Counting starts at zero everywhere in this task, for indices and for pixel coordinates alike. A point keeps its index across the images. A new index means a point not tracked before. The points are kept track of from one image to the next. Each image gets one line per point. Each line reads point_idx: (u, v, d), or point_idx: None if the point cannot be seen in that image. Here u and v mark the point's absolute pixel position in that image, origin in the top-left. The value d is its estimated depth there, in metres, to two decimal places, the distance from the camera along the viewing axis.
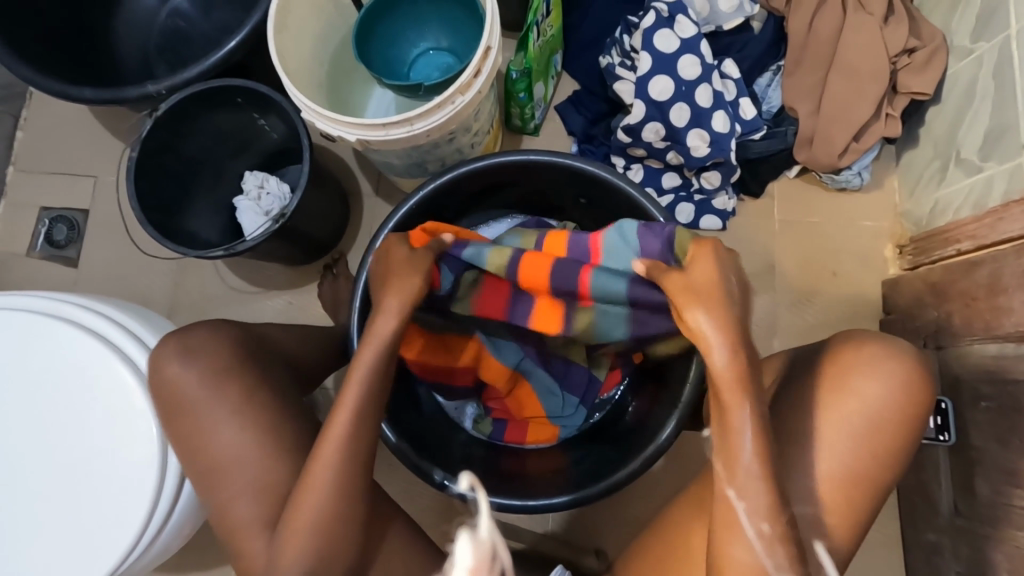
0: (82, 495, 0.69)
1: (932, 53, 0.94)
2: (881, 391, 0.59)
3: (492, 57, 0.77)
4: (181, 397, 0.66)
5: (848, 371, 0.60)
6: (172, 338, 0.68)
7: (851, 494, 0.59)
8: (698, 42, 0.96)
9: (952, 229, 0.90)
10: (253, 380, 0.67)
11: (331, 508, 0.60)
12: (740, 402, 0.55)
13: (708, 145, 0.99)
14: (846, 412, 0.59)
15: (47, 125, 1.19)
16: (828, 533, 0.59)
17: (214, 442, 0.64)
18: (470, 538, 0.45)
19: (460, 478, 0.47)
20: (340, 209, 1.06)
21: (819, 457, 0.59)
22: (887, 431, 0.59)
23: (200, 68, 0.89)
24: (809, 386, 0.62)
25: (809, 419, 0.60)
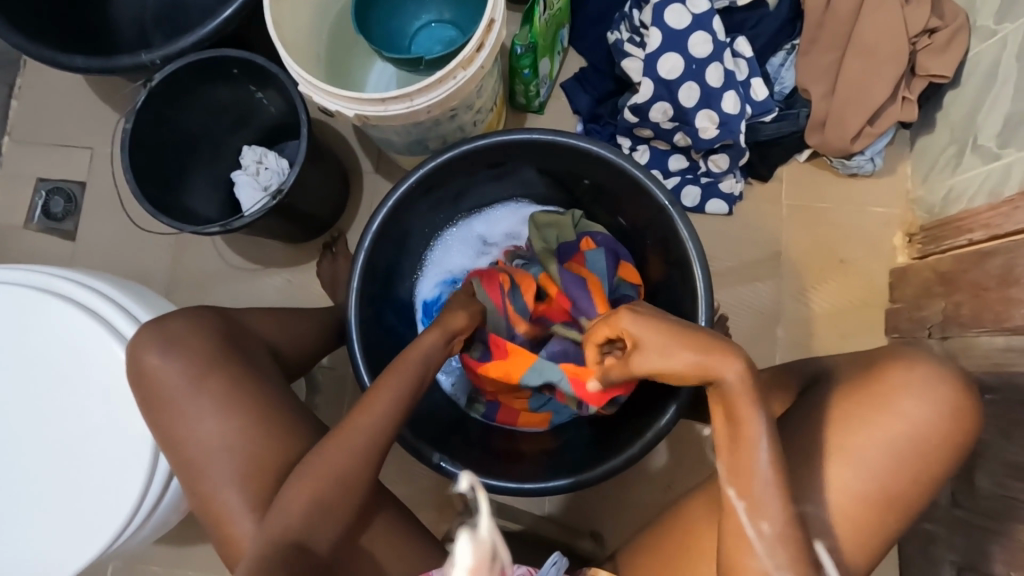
0: (79, 470, 0.69)
1: (954, 33, 0.90)
2: (926, 414, 0.57)
3: (496, 31, 0.74)
4: (169, 384, 0.65)
5: (894, 390, 0.58)
6: (149, 327, 0.68)
7: (884, 514, 0.57)
8: (711, 19, 0.92)
9: (966, 218, 0.87)
10: (243, 367, 0.67)
11: (322, 493, 0.60)
12: (754, 414, 0.55)
13: (717, 127, 0.96)
14: (893, 434, 0.57)
15: (42, 94, 1.17)
16: (853, 550, 0.57)
17: (203, 428, 0.64)
18: (469, 538, 0.44)
19: (460, 479, 0.45)
20: (340, 187, 1.04)
21: (857, 477, 0.57)
22: (931, 456, 0.57)
23: (194, 37, 0.87)
24: (850, 401, 0.59)
25: (854, 438, 0.58)
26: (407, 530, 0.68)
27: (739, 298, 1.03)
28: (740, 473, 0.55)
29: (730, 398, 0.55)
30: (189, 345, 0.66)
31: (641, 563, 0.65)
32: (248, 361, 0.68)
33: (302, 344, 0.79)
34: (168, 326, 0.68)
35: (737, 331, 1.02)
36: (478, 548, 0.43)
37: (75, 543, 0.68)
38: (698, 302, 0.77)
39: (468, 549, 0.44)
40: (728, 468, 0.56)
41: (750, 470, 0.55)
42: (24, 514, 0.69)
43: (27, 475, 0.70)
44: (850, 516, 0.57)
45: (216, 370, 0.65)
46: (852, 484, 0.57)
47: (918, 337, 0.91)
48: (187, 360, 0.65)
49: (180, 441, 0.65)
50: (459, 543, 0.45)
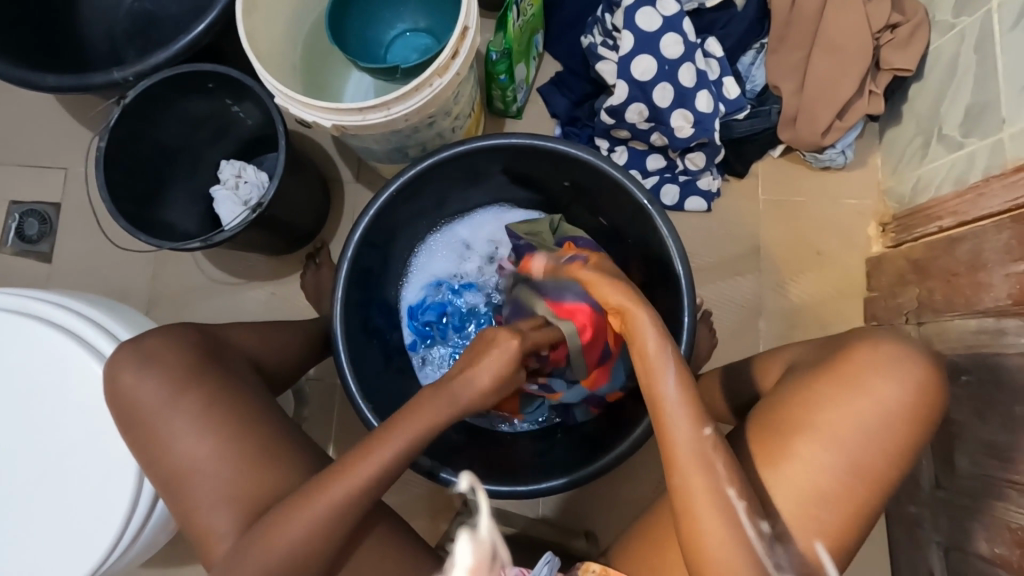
0: (61, 494, 0.68)
1: (915, 27, 0.93)
2: (892, 390, 0.59)
3: (470, 37, 0.75)
4: (148, 402, 0.64)
5: (861, 368, 0.60)
6: (126, 346, 0.67)
7: (856, 489, 0.58)
8: (681, 20, 0.94)
9: (934, 206, 0.90)
10: (224, 382, 0.66)
11: (312, 509, 0.59)
12: (685, 424, 0.59)
13: (692, 126, 0.97)
14: (860, 409, 0.59)
15: (12, 115, 1.15)
16: (828, 526, 0.58)
17: (184, 443, 0.63)
18: (470, 538, 0.46)
19: (461, 479, 0.47)
20: (321, 198, 1.04)
21: (830, 452, 0.58)
22: (899, 430, 0.59)
23: (169, 52, 0.87)
24: (820, 380, 0.61)
25: (822, 414, 0.59)
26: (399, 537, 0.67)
27: (722, 293, 1.05)
28: (736, 474, 0.57)
29: (662, 408, 0.60)
30: (168, 362, 0.66)
31: (631, 559, 0.66)
32: (227, 374, 0.68)
33: (286, 358, 0.79)
34: (144, 345, 0.67)
35: (721, 326, 1.04)
36: (478, 548, 0.45)
37: (60, 570, 0.67)
38: (680, 298, 0.78)
39: (468, 549, 0.46)
40: (726, 468, 0.57)
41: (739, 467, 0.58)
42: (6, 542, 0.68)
43: (7, 501, 0.68)
44: (821, 491, 0.58)
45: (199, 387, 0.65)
46: (823, 459, 0.58)
47: (895, 324, 0.93)
48: (166, 377, 0.65)
49: (162, 460, 0.64)
50: (459, 543, 0.47)
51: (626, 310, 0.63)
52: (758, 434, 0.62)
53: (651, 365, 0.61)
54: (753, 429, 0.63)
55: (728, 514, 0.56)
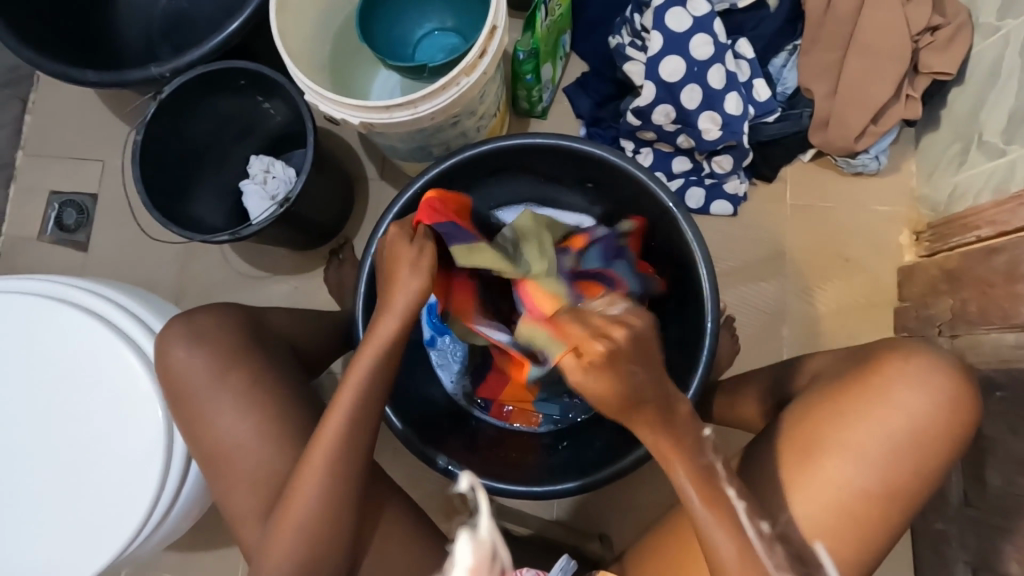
0: (93, 474, 0.70)
1: (956, 30, 0.90)
2: (922, 403, 0.57)
3: (498, 37, 0.75)
4: (194, 376, 0.66)
5: (889, 381, 0.58)
6: (177, 321, 0.69)
7: (885, 506, 0.57)
8: (711, 21, 0.93)
9: (971, 215, 0.87)
10: (264, 362, 0.68)
11: (328, 500, 0.60)
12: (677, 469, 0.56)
13: (719, 128, 0.96)
14: (886, 424, 0.57)
15: (54, 108, 1.19)
16: (856, 547, 0.57)
17: (226, 421, 0.65)
18: (470, 538, 0.47)
19: (460, 480, 0.49)
20: (346, 193, 1.05)
21: (854, 469, 0.57)
22: (927, 445, 0.57)
23: (203, 49, 0.89)
24: (845, 394, 0.59)
25: (848, 431, 0.58)
26: (414, 529, 0.68)
27: (745, 299, 1.03)
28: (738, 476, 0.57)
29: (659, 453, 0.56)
30: (216, 340, 0.67)
31: (645, 564, 0.65)
32: (269, 355, 0.69)
33: (319, 344, 0.80)
34: (194, 321, 0.69)
35: (744, 332, 1.02)
36: (477, 548, 0.46)
37: (88, 546, 0.69)
38: (703, 302, 0.77)
39: (468, 548, 0.48)
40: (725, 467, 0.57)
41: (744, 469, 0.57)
42: (41, 516, 0.70)
43: (44, 477, 0.71)
44: (848, 508, 0.57)
45: (227, 377, 0.65)
46: (851, 477, 0.57)
47: (926, 335, 0.90)
48: (213, 353, 0.66)
49: (203, 435, 0.65)
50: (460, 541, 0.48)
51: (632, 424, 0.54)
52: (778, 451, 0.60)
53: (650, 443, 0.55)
54: (771, 442, 0.62)
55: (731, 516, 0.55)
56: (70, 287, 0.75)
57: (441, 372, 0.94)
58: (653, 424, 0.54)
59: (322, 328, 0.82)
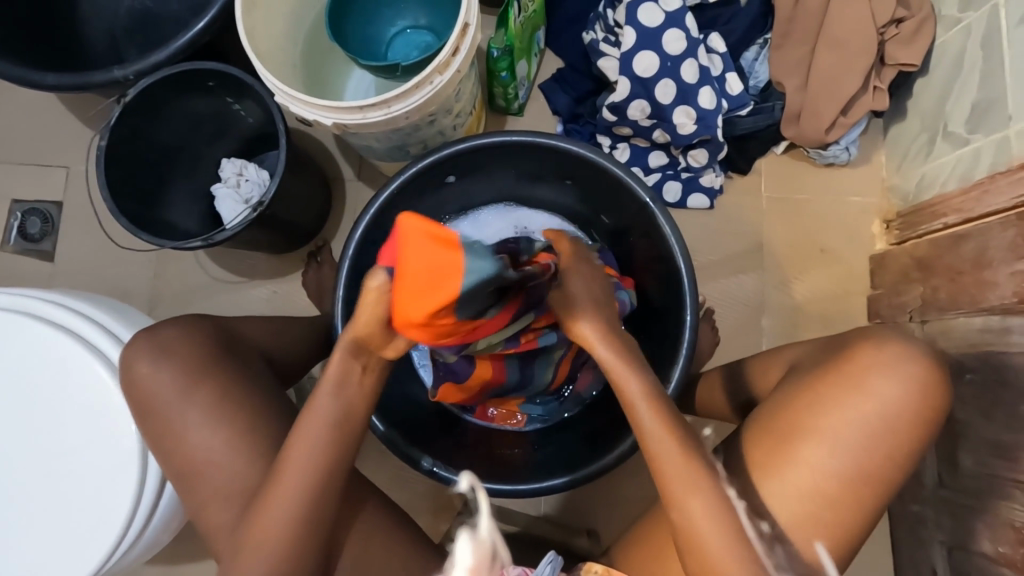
0: (66, 490, 0.68)
1: (920, 23, 0.92)
2: (897, 392, 0.58)
3: (470, 34, 0.75)
4: (161, 393, 0.64)
5: (865, 369, 0.59)
6: (141, 337, 0.67)
7: (861, 493, 0.58)
8: (684, 16, 0.93)
9: (939, 204, 0.89)
10: (236, 373, 0.66)
11: (313, 512, 0.59)
12: (628, 376, 0.63)
13: (694, 122, 0.97)
14: (862, 411, 0.58)
15: (13, 113, 1.15)
16: (835, 534, 0.58)
17: (198, 436, 0.63)
18: (470, 539, 0.45)
19: (460, 480, 0.46)
20: (321, 195, 1.04)
21: (832, 455, 0.58)
22: (902, 431, 0.58)
23: (169, 50, 0.86)
24: (824, 383, 0.60)
25: (824, 418, 0.59)
26: (401, 534, 0.67)
27: (724, 291, 1.05)
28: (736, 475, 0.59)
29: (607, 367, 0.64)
30: (184, 353, 0.65)
31: (633, 558, 0.66)
32: (240, 366, 0.68)
33: (295, 351, 0.79)
34: (160, 335, 0.67)
35: (723, 324, 1.04)
36: (478, 548, 0.44)
37: (63, 565, 0.67)
38: (682, 296, 0.78)
39: (468, 549, 0.45)
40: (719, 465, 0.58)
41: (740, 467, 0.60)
42: (13, 537, 0.68)
43: (11, 497, 0.68)
44: (826, 494, 0.57)
45: (205, 386, 0.64)
46: (828, 463, 0.58)
47: (899, 322, 0.93)
48: (180, 367, 0.65)
49: (175, 452, 0.64)
50: (459, 542, 0.46)
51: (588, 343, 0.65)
52: (758, 440, 0.61)
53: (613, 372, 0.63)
54: (751, 432, 0.63)
55: (723, 508, 0.57)
56: (29, 302, 0.72)
57: (423, 373, 0.92)
58: (632, 367, 0.63)
59: (304, 333, 0.81)
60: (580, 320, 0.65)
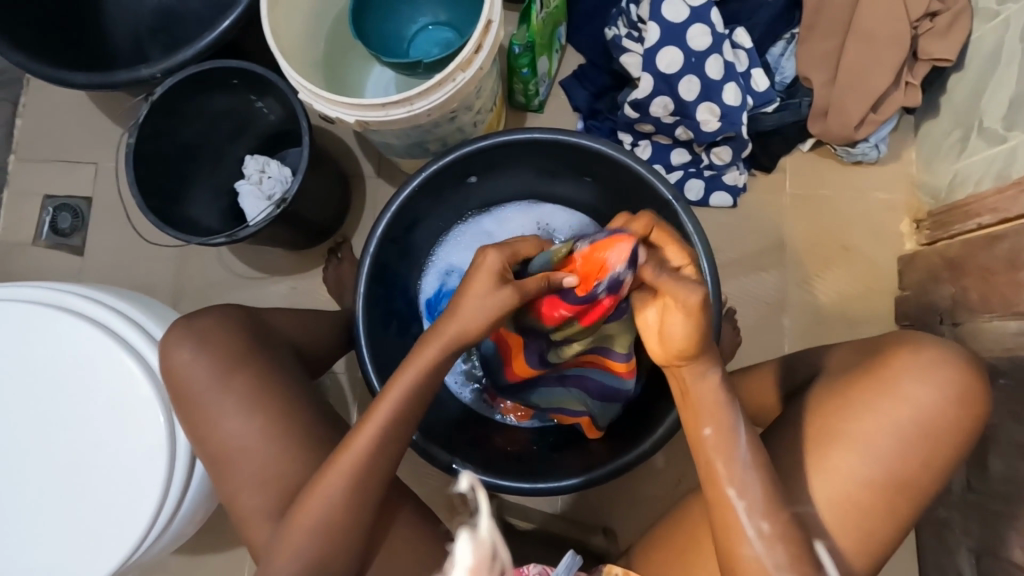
0: (97, 479, 0.70)
1: (956, 15, 0.89)
2: (933, 397, 0.57)
3: (493, 32, 0.74)
4: (197, 380, 0.65)
5: (898, 374, 0.58)
6: (179, 324, 0.68)
7: (895, 501, 0.57)
8: (708, 11, 0.92)
9: (972, 203, 0.86)
10: (269, 361, 0.67)
11: (337, 510, 0.60)
12: (693, 364, 0.58)
13: (718, 119, 0.95)
14: (894, 417, 0.57)
15: (44, 111, 1.18)
16: (862, 542, 0.57)
17: (230, 425, 0.64)
18: (470, 538, 0.48)
19: (461, 480, 0.50)
20: (342, 192, 1.05)
21: (862, 462, 0.57)
22: (937, 437, 0.57)
23: (195, 49, 0.87)
24: (852, 387, 0.60)
25: (853, 423, 0.58)
26: (423, 529, 0.68)
27: (746, 290, 1.03)
28: (738, 475, 0.57)
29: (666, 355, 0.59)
30: (219, 341, 0.66)
31: (653, 557, 0.65)
32: (273, 356, 0.69)
33: (320, 344, 0.80)
34: (196, 324, 0.67)
35: (745, 324, 1.02)
36: (478, 547, 0.47)
37: (93, 552, 0.69)
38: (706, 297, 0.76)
39: (469, 548, 0.48)
40: (724, 467, 0.57)
41: (750, 471, 0.57)
42: (47, 524, 0.70)
43: (46, 484, 0.70)
44: (855, 501, 0.57)
45: (232, 380, 0.65)
46: (860, 470, 0.57)
47: (928, 324, 0.90)
48: (218, 355, 0.66)
49: (209, 439, 0.65)
50: (460, 542, 0.49)
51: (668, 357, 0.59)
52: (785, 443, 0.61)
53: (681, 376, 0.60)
54: (777, 436, 0.63)
55: (727, 512, 0.57)
56: (64, 296, 0.74)
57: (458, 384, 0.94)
58: (699, 359, 0.58)
59: (326, 328, 0.82)
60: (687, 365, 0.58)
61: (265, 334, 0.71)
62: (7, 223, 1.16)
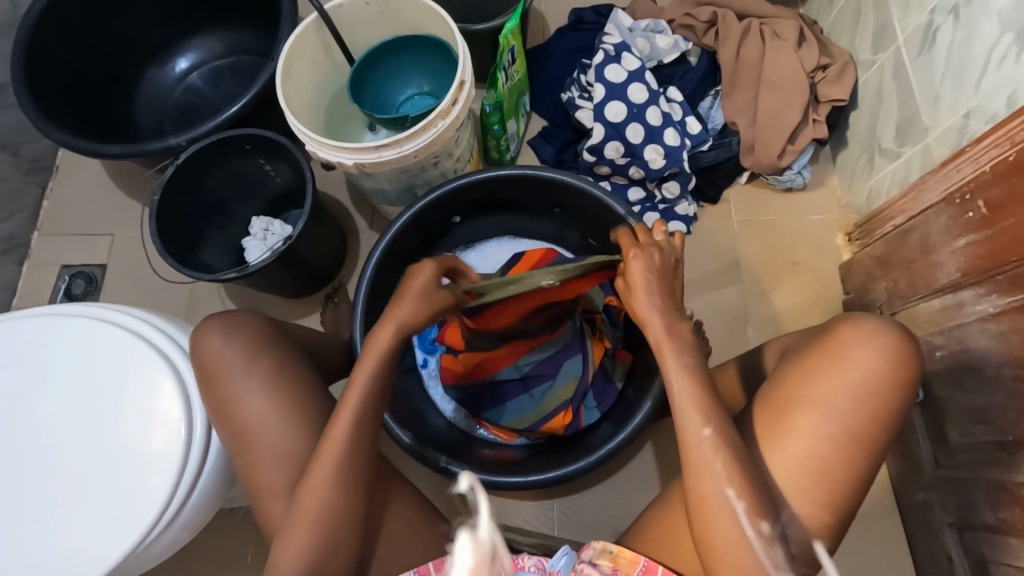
0: (107, 478, 0.70)
1: (843, 66, 1.09)
2: (875, 360, 0.65)
3: (467, 89, 0.91)
4: (224, 362, 0.71)
5: (845, 343, 0.66)
6: (214, 317, 0.75)
7: (855, 453, 0.64)
8: (643, 73, 1.12)
9: (887, 208, 1.00)
10: (287, 351, 0.74)
11: (338, 498, 0.63)
12: (678, 357, 0.67)
13: (663, 157, 1.11)
14: (847, 380, 0.65)
15: (69, 193, 1.32)
16: (831, 494, 0.63)
17: (253, 401, 0.69)
18: (470, 538, 0.46)
19: (459, 482, 0.47)
20: (338, 242, 1.17)
21: (824, 421, 0.64)
22: (884, 394, 0.65)
23: (217, 121, 1.02)
24: (811, 359, 0.67)
25: (813, 389, 0.66)
26: (418, 520, 0.72)
27: (709, 305, 1.13)
28: (737, 475, 0.61)
29: (658, 344, 0.68)
30: (249, 329, 0.73)
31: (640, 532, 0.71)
32: (288, 349, 0.75)
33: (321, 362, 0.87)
34: (230, 318, 0.75)
35: (712, 335, 1.11)
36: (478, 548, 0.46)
37: (92, 560, 0.67)
38: None
39: (468, 550, 0.47)
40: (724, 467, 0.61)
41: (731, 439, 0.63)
42: (44, 533, 0.69)
43: (54, 490, 0.71)
44: (822, 458, 0.64)
45: (258, 361, 0.71)
46: (824, 430, 0.64)
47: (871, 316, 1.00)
48: (244, 343, 0.72)
49: (232, 413, 0.70)
50: (458, 543, 0.48)
51: (661, 349, 0.67)
52: (761, 413, 0.68)
53: (672, 368, 0.66)
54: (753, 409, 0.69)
55: (729, 514, 0.61)
56: (98, 307, 0.78)
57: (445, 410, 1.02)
58: (681, 347, 0.67)
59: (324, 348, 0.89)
60: (670, 354, 0.67)
61: (284, 332, 0.78)
62: (28, 294, 1.26)
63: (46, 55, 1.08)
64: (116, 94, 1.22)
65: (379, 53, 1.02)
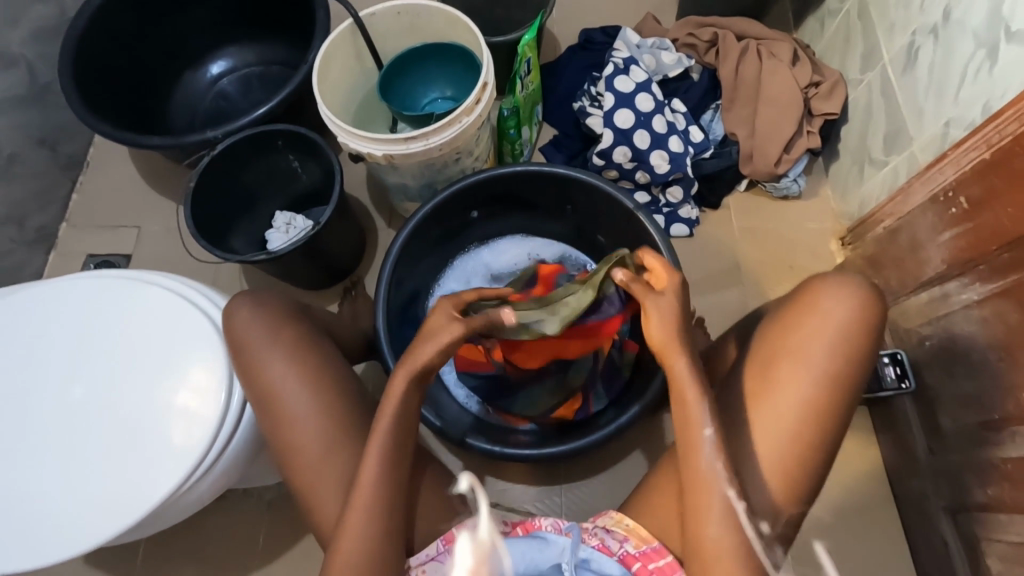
0: (146, 433, 0.74)
1: (834, 84, 1.18)
2: (843, 306, 0.71)
3: (489, 90, 0.98)
4: (252, 333, 0.75)
5: (816, 295, 0.73)
6: (242, 293, 0.79)
7: (834, 395, 0.69)
8: (650, 85, 1.20)
9: (876, 213, 1.07)
10: (307, 327, 0.79)
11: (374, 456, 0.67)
12: (679, 359, 0.71)
13: (668, 163, 1.19)
14: (818, 327, 0.71)
15: (98, 187, 1.38)
16: (817, 434, 0.68)
17: (277, 368, 0.73)
18: (470, 540, 0.60)
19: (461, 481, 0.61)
20: (358, 237, 1.22)
21: (803, 367, 0.70)
22: (856, 337, 0.70)
23: (250, 117, 1.09)
24: (785, 314, 0.74)
25: (790, 339, 0.71)
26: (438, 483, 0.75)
27: (711, 303, 1.19)
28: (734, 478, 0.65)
29: (659, 347, 0.72)
30: (272, 305, 0.78)
31: (649, 499, 0.74)
32: (310, 328, 0.80)
33: (343, 339, 0.92)
34: (257, 295, 0.79)
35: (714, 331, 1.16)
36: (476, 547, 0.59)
37: (125, 512, 0.70)
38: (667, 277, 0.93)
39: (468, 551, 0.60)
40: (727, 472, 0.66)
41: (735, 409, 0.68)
42: (80, 484, 0.72)
43: (94, 441, 0.74)
44: (807, 403, 0.69)
45: (280, 332, 0.75)
46: (803, 374, 0.70)
47: None
48: (270, 317, 0.76)
49: (258, 379, 0.73)
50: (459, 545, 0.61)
51: (664, 352, 0.72)
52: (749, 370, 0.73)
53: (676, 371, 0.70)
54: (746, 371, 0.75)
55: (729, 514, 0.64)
56: (149, 274, 0.84)
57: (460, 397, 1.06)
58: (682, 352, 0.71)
59: (347, 327, 0.94)
60: (674, 358, 0.71)
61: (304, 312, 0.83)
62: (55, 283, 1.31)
63: (93, 57, 1.16)
64: (153, 94, 1.30)
65: (406, 59, 1.10)
